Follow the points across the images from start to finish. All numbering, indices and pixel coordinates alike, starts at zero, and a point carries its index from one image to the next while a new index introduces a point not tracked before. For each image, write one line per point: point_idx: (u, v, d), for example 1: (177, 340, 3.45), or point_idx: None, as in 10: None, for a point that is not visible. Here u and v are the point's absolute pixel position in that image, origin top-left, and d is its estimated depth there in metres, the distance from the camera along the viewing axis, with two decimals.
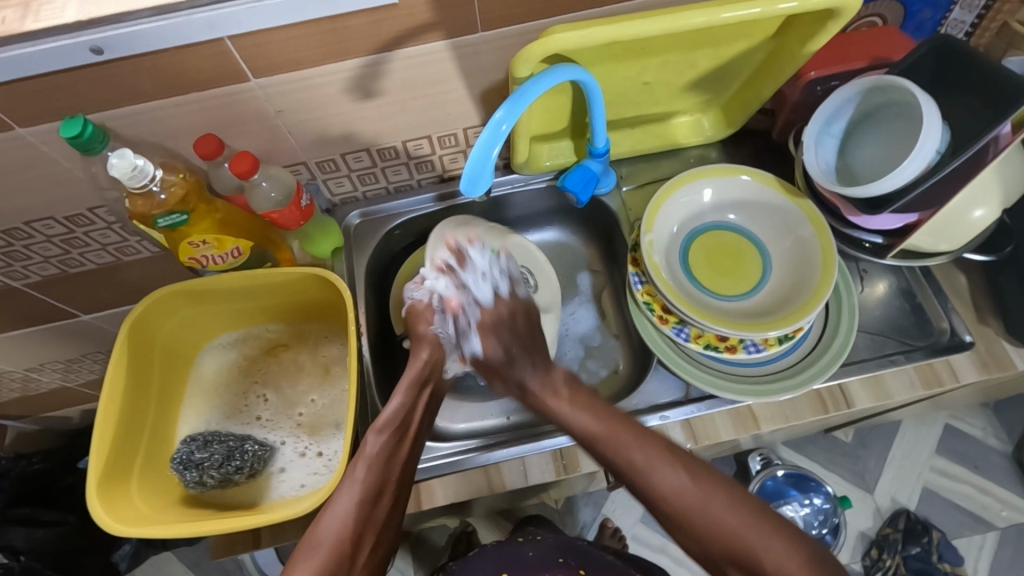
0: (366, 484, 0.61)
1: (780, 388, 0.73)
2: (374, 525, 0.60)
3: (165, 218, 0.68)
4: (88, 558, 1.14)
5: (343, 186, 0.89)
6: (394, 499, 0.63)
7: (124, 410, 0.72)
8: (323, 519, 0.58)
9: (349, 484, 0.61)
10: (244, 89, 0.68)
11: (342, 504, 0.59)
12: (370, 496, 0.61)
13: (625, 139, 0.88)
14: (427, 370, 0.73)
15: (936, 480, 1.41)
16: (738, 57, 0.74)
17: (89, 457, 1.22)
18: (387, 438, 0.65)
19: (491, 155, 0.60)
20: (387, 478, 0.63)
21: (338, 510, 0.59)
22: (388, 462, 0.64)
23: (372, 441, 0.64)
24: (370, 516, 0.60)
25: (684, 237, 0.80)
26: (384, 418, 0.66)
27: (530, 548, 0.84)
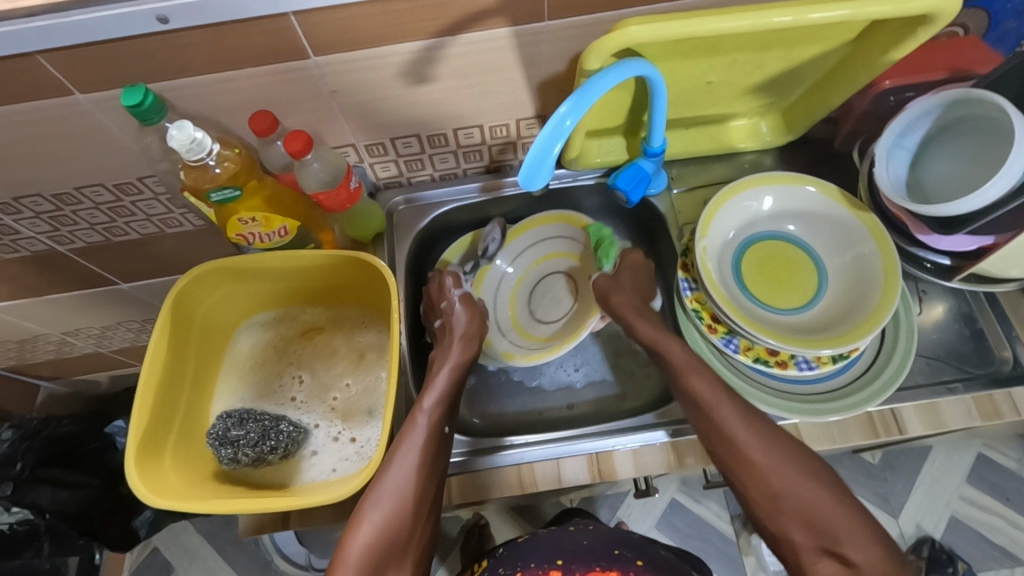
0: (421, 455, 0.64)
1: (831, 409, 0.70)
2: (429, 489, 0.64)
3: (217, 192, 0.66)
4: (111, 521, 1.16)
5: (388, 170, 0.88)
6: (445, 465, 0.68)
7: (164, 380, 0.71)
8: (386, 477, 0.63)
9: (404, 455, 0.64)
10: (303, 67, 0.67)
11: (393, 477, 0.63)
12: (428, 460, 0.65)
13: (679, 140, 0.86)
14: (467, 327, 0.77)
15: (965, 510, 1.37)
16: (810, 61, 0.71)
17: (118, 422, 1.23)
18: (435, 407, 0.68)
19: (554, 148, 0.58)
20: (436, 456, 0.66)
21: (399, 476, 0.63)
22: (437, 435, 0.67)
23: (422, 415, 0.67)
24: (423, 487, 0.64)
25: (739, 244, 0.78)
26: (436, 387, 0.70)
27: (584, 537, 0.81)
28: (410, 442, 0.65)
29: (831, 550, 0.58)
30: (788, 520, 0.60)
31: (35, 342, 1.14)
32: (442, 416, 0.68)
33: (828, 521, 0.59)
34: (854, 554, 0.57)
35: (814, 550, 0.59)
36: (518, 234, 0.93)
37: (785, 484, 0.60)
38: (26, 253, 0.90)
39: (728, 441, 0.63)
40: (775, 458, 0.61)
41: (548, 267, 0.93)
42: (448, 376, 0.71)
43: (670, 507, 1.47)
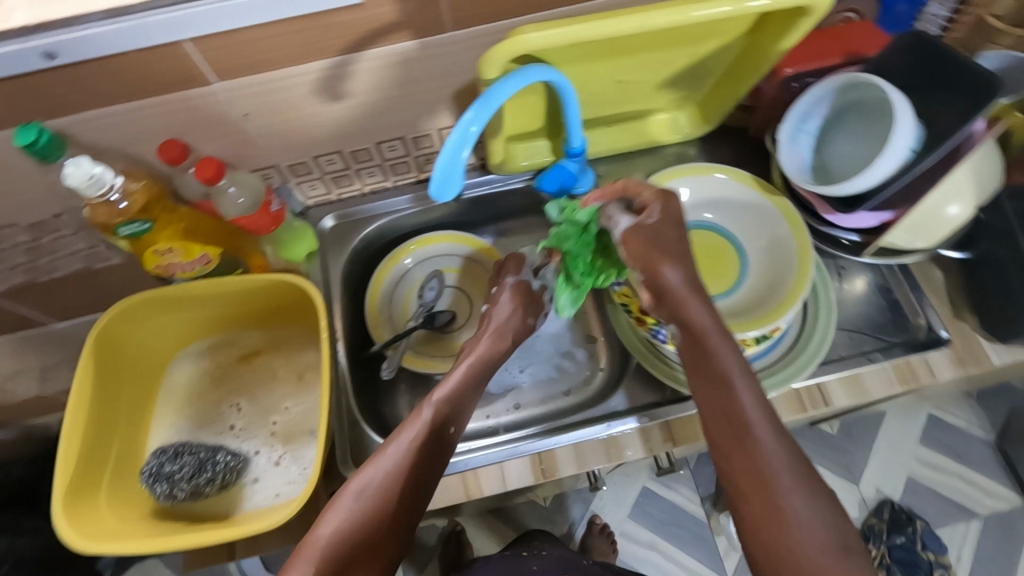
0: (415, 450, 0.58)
1: (759, 388, 0.72)
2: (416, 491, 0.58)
3: (126, 227, 0.65)
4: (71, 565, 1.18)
5: (316, 188, 0.87)
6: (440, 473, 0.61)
7: (93, 419, 0.70)
8: (374, 465, 0.57)
9: (398, 446, 0.58)
10: (208, 92, 0.66)
11: (380, 462, 0.57)
12: (420, 461, 0.58)
13: (602, 138, 0.87)
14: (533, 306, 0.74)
15: (921, 471, 1.43)
16: (713, 55, 0.73)
17: None
18: (452, 401, 0.63)
19: (461, 157, 0.59)
20: (427, 462, 0.59)
21: (387, 464, 0.57)
22: (441, 435, 0.60)
23: (428, 407, 0.61)
24: (407, 493, 0.57)
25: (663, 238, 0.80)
26: (451, 378, 0.65)
27: (535, 563, 0.87)
28: (402, 437, 0.59)
29: None
30: None
31: None
32: (449, 416, 0.62)
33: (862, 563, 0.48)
34: None
35: None
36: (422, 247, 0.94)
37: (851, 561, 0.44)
38: None
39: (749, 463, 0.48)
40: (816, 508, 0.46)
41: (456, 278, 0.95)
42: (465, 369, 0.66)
43: (642, 496, 1.51)
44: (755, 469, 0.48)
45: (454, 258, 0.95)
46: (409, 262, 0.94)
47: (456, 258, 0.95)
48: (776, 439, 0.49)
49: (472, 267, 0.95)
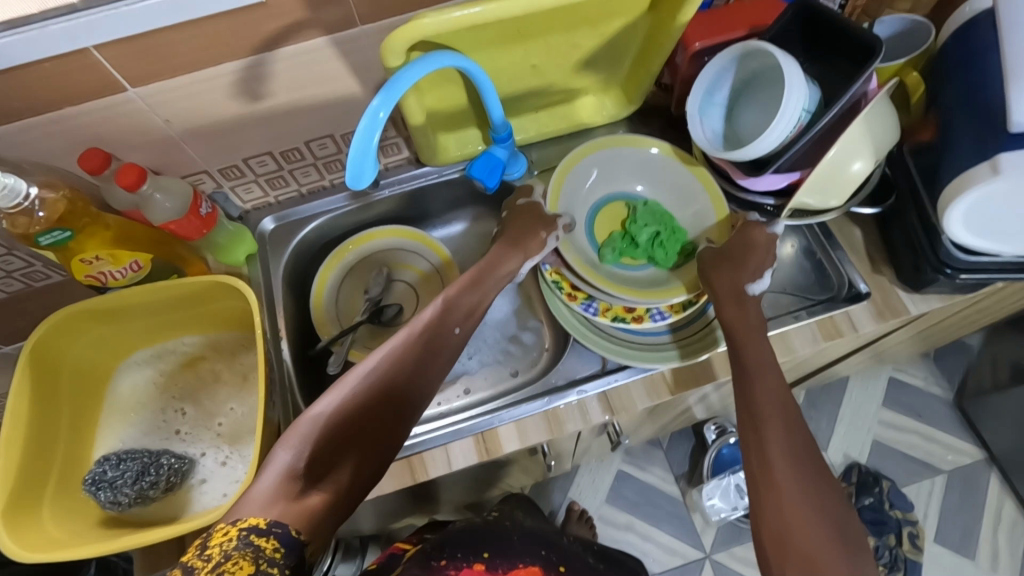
0: (411, 342, 0.64)
1: (690, 351, 0.75)
2: (411, 384, 0.62)
3: (46, 235, 0.65)
4: None
5: (252, 192, 0.88)
6: (440, 370, 0.65)
7: (29, 434, 0.69)
8: (373, 357, 0.62)
9: (396, 338, 0.64)
10: (124, 100, 0.67)
11: (380, 353, 0.63)
12: (412, 354, 0.63)
13: (531, 124, 0.90)
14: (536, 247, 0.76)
15: (885, 433, 1.47)
16: (623, 34, 0.76)
17: None
18: (450, 308, 0.69)
19: (373, 142, 0.60)
20: (426, 352, 0.64)
21: (383, 355, 0.62)
22: (440, 331, 0.66)
23: (429, 309, 0.68)
24: (401, 378, 0.61)
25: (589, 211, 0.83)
26: (455, 286, 0.71)
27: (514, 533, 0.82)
28: (398, 335, 0.65)
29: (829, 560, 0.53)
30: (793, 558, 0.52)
31: None
32: (454, 318, 0.68)
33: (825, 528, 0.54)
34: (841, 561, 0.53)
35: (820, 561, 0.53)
36: (360, 244, 0.96)
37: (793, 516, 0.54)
38: None
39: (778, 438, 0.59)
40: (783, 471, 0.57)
41: (401, 271, 0.97)
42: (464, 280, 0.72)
43: (618, 479, 1.53)
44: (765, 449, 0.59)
45: (396, 251, 0.97)
46: (352, 257, 0.95)
47: (397, 251, 0.97)
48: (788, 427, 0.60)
49: (416, 260, 0.97)
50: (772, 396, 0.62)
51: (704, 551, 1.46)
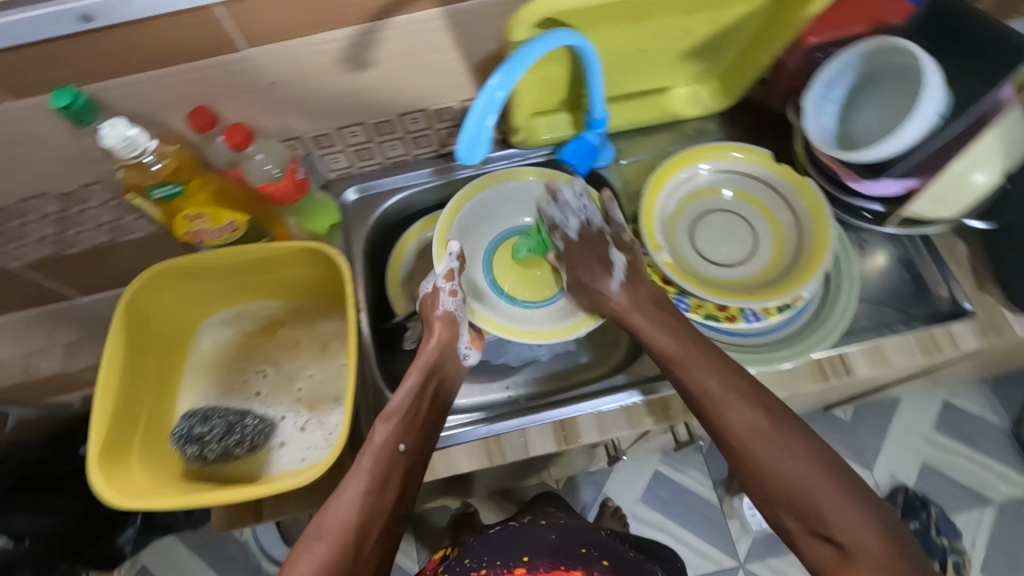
0: (371, 475, 0.64)
1: (781, 355, 0.73)
2: (382, 510, 0.63)
3: (159, 189, 0.66)
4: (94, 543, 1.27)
5: (339, 161, 0.88)
6: (403, 489, 0.65)
7: (124, 383, 0.71)
8: (327, 511, 0.61)
9: (355, 474, 0.64)
10: (236, 59, 0.67)
11: (347, 497, 0.62)
12: (374, 485, 0.63)
13: (620, 112, 0.87)
14: (437, 353, 0.74)
15: (934, 456, 1.43)
16: (739, 23, 0.73)
17: None
18: (393, 428, 0.67)
19: (487, 122, 0.60)
20: (388, 477, 0.64)
21: (347, 500, 0.62)
22: (391, 453, 0.66)
23: (379, 431, 0.67)
24: (373, 512, 0.62)
25: (488, 244, 0.86)
26: (392, 404, 0.69)
27: (550, 533, 0.85)
28: (358, 468, 0.64)
29: (822, 534, 0.55)
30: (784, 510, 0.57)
31: None
32: (398, 435, 0.67)
33: (816, 497, 0.55)
34: (852, 542, 0.53)
35: (815, 539, 0.55)
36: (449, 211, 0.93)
37: (778, 476, 0.57)
38: None
39: (729, 425, 0.61)
40: (751, 432, 0.60)
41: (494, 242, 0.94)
42: (403, 396, 0.70)
43: (653, 479, 1.51)
44: (724, 427, 0.62)
45: None
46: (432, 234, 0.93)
47: None
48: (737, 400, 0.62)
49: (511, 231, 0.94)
50: (741, 423, 0.61)
51: (738, 560, 1.43)
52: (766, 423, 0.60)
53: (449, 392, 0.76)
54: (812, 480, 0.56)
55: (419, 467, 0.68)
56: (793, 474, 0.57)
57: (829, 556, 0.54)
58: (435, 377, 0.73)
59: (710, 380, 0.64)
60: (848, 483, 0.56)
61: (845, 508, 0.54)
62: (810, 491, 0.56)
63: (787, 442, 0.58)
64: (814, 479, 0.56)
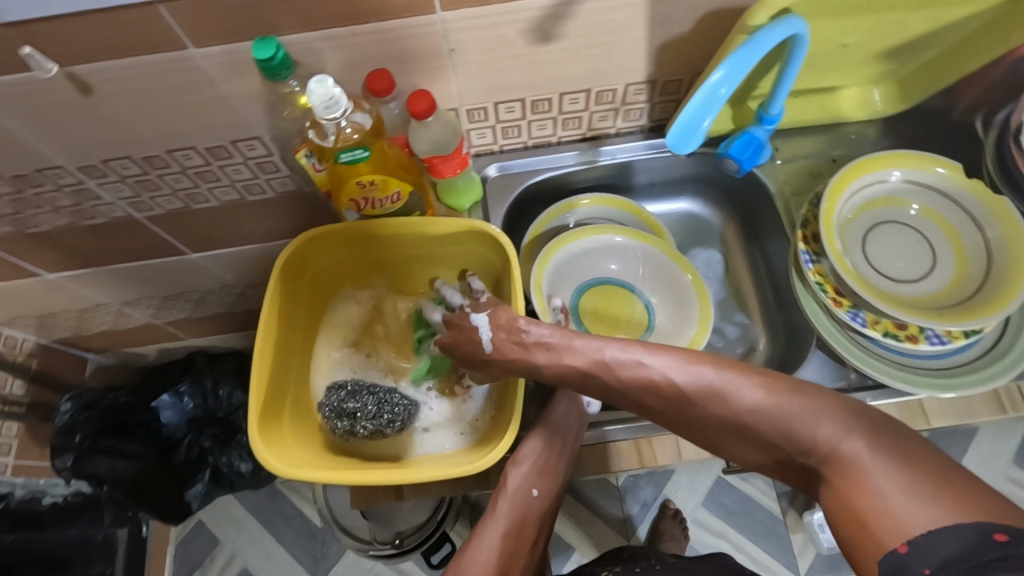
0: (508, 520, 0.66)
1: (947, 385, 0.68)
2: (518, 556, 0.65)
3: (347, 153, 0.64)
4: (163, 494, 1.25)
5: (483, 137, 0.84)
6: (536, 533, 0.68)
7: (279, 351, 0.70)
8: (471, 550, 0.64)
9: (493, 518, 0.66)
10: (427, 23, 0.64)
11: (487, 539, 0.64)
12: (512, 530, 0.66)
13: (787, 108, 0.82)
14: (558, 407, 0.70)
15: (1012, 490, 1.38)
16: (952, 25, 0.68)
17: (162, 398, 1.25)
18: (528, 471, 0.68)
19: (702, 124, 0.58)
20: (523, 526, 0.66)
21: (485, 544, 0.64)
22: (525, 499, 0.67)
23: (513, 475, 0.68)
24: (509, 559, 0.64)
25: (577, 288, 0.89)
26: (522, 449, 0.69)
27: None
28: (495, 513, 0.66)
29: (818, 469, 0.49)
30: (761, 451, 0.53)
31: (92, 312, 1.13)
32: (533, 480, 0.68)
33: (797, 421, 0.50)
34: (831, 450, 0.48)
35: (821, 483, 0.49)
36: (592, 234, 0.88)
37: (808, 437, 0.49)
38: (104, 219, 0.90)
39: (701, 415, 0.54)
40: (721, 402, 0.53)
41: (634, 266, 0.90)
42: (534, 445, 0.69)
43: (716, 485, 1.48)
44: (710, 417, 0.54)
45: (626, 249, 0.89)
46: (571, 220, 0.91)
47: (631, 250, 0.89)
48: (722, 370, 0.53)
49: (651, 259, 0.89)
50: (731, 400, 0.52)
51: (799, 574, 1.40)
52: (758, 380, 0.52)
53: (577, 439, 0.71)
54: (810, 411, 0.50)
55: (548, 509, 0.70)
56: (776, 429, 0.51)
57: (835, 498, 0.47)
58: (563, 433, 0.69)
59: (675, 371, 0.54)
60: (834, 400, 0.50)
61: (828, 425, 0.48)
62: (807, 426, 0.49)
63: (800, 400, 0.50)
64: (794, 409, 0.50)
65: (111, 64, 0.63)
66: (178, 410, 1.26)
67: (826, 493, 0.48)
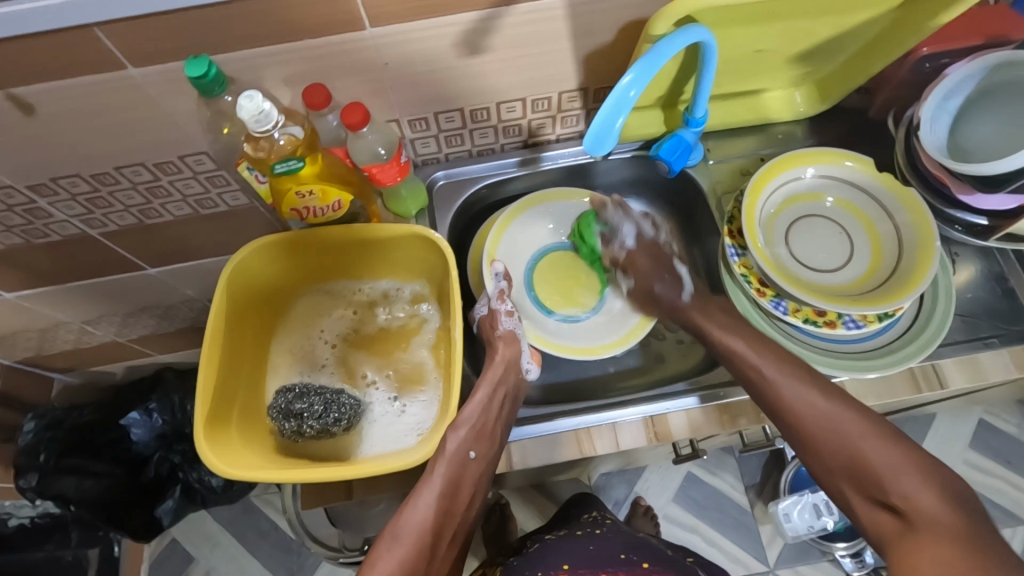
0: (444, 481, 0.67)
1: (871, 365, 0.72)
2: (452, 514, 0.68)
3: (281, 164, 0.66)
4: (135, 511, 1.28)
5: (428, 147, 0.88)
6: (470, 494, 0.70)
7: (226, 357, 0.71)
8: (406, 512, 0.65)
9: (430, 479, 0.67)
10: (358, 39, 0.67)
11: (423, 499, 0.66)
12: (448, 490, 0.67)
13: (715, 112, 0.87)
14: (502, 369, 0.74)
15: (969, 474, 1.42)
16: (855, 29, 0.73)
17: (132, 414, 1.27)
18: (466, 435, 0.69)
19: (615, 124, 0.61)
20: (458, 485, 0.69)
21: (422, 503, 0.66)
22: (462, 461, 0.68)
23: (452, 438, 0.68)
24: (443, 514, 0.66)
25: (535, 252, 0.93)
26: (462, 413, 0.70)
27: (590, 543, 0.87)
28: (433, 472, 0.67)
29: (884, 502, 0.57)
30: (846, 483, 0.60)
31: (56, 331, 1.14)
32: (470, 442, 0.69)
33: (880, 474, 0.57)
34: (910, 508, 0.55)
35: (877, 509, 0.58)
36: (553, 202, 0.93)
37: (861, 460, 0.58)
38: (57, 237, 0.91)
39: (833, 454, 0.60)
40: (887, 448, 0.58)
41: None
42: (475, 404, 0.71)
43: (685, 481, 1.51)
44: (857, 460, 0.59)
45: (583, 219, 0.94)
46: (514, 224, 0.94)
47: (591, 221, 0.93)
48: (877, 441, 0.59)
49: None
50: (872, 453, 0.58)
51: (768, 565, 1.43)
52: (884, 446, 0.58)
53: (512, 402, 0.75)
54: (891, 466, 0.57)
55: (484, 471, 0.71)
56: (883, 464, 0.57)
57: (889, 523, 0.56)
58: (506, 390, 0.74)
59: (820, 399, 0.62)
60: (926, 468, 0.56)
61: (927, 491, 0.55)
62: (893, 479, 0.56)
63: (868, 430, 0.59)
64: (885, 466, 0.57)
65: (52, 86, 0.65)
66: (148, 426, 1.28)
67: (877, 513, 0.58)
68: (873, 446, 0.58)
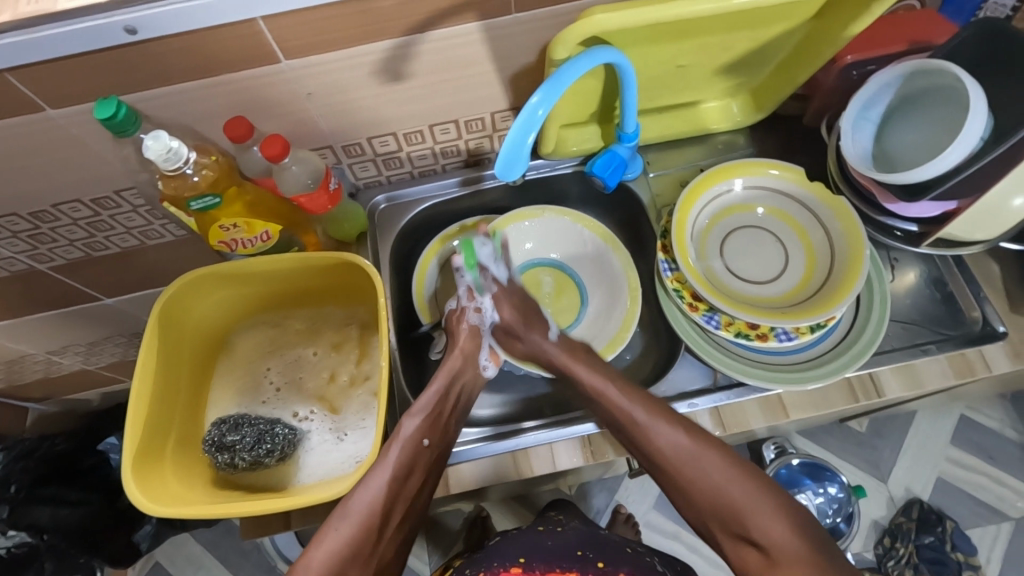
0: (399, 463, 0.63)
1: (806, 376, 0.72)
2: (402, 499, 0.63)
3: (197, 200, 0.67)
4: (117, 533, 1.22)
5: (367, 170, 0.88)
6: (422, 479, 0.67)
7: (159, 392, 0.72)
8: (357, 490, 0.61)
9: (383, 461, 0.63)
10: (275, 71, 0.67)
11: (374, 479, 0.61)
12: (402, 470, 0.64)
13: (653, 125, 0.86)
14: (461, 363, 0.74)
15: (952, 471, 1.39)
16: (776, 39, 0.73)
17: (108, 439, 1.25)
18: (422, 423, 0.67)
19: (527, 140, 0.60)
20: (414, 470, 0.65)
21: (376, 483, 0.61)
22: (415, 447, 0.66)
23: (407, 424, 0.66)
24: (395, 496, 0.62)
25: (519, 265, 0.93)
26: (418, 402, 0.69)
27: (549, 538, 0.84)
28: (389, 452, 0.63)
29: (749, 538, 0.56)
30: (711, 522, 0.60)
31: (21, 362, 1.14)
32: (424, 430, 0.68)
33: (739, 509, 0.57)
34: (767, 539, 0.55)
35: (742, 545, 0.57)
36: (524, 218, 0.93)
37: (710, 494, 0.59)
38: (6, 273, 0.91)
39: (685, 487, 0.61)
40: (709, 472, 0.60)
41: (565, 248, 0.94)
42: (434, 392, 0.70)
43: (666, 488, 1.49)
44: (695, 480, 0.60)
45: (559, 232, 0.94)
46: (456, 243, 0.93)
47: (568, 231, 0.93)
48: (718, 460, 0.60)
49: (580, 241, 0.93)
50: (706, 472, 0.60)
51: None
52: (726, 468, 0.59)
53: (466, 397, 0.76)
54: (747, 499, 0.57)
55: (434, 463, 0.69)
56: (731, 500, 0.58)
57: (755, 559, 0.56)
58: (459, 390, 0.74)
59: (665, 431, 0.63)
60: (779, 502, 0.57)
61: (778, 524, 0.55)
62: (752, 517, 0.56)
63: (730, 467, 0.59)
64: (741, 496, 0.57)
65: None
66: None
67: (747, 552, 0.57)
68: (721, 477, 0.59)
